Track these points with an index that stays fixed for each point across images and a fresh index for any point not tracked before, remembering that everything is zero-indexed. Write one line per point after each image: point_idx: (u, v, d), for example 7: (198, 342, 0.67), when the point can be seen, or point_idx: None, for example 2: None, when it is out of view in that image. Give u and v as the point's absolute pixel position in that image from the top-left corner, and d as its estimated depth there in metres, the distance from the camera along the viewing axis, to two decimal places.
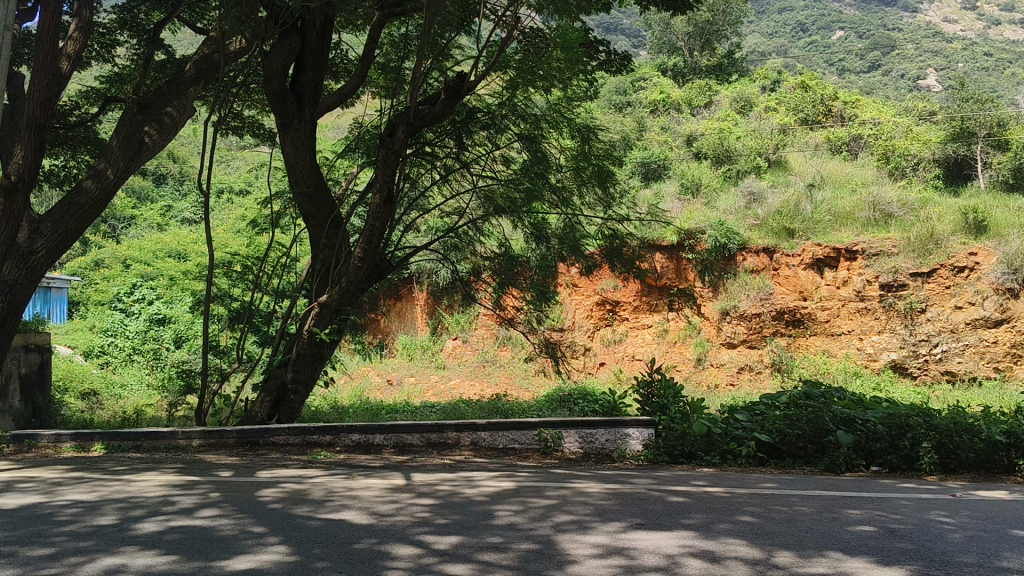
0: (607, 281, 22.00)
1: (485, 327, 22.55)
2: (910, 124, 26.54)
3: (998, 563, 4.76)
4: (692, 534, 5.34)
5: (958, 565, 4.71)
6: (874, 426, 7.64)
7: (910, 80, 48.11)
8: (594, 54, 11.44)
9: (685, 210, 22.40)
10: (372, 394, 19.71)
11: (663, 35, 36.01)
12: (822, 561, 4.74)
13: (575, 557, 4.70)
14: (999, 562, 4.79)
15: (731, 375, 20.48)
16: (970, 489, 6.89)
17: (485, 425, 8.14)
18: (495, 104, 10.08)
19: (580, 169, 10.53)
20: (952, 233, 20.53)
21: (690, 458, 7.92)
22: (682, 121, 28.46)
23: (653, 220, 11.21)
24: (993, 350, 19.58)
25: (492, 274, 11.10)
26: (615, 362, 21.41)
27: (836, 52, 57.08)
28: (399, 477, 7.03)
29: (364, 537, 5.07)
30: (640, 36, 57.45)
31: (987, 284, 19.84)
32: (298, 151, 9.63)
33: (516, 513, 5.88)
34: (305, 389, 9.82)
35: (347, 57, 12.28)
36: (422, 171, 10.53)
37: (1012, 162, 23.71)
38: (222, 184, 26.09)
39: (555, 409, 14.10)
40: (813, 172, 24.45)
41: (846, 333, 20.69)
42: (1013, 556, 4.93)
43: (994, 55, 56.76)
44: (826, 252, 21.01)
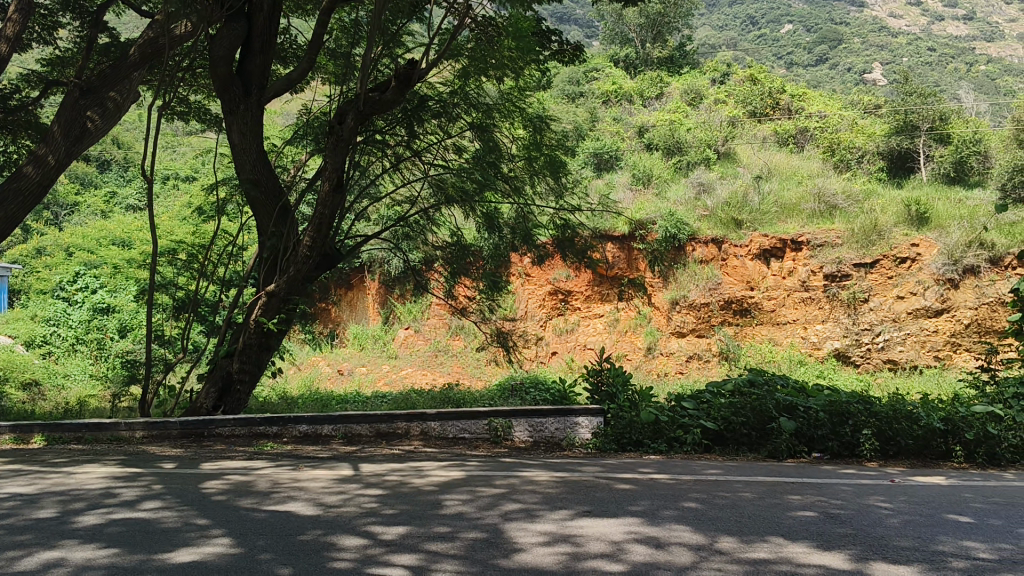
0: (559, 271, 22.02)
1: (437, 317, 22.42)
2: (855, 118, 27.17)
3: (934, 547, 4.87)
4: (638, 520, 5.38)
5: (895, 549, 4.80)
6: (816, 413, 7.75)
7: (856, 73, 48.93)
8: (546, 44, 11.38)
9: (636, 200, 22.60)
10: (323, 383, 19.67)
11: (616, 26, 36.20)
12: (764, 546, 4.80)
13: (521, 545, 4.69)
14: (935, 546, 4.89)
15: (679, 363, 20.58)
16: (909, 474, 7.06)
17: (434, 415, 8.10)
18: (447, 92, 10.04)
19: (531, 159, 10.37)
20: (895, 225, 21.08)
21: (638, 446, 7.95)
22: (634, 112, 28.61)
23: (605, 211, 11.14)
24: (933, 339, 19.89)
25: (444, 264, 11.04)
26: (567, 351, 21.41)
27: (784, 45, 57.97)
28: (347, 468, 6.96)
29: (310, 528, 5.00)
30: (593, 26, 58.17)
31: (928, 275, 20.27)
32: (245, 139, 9.43)
33: (465, 502, 5.86)
34: (252, 380, 9.67)
35: (296, 42, 12.02)
36: (373, 160, 10.38)
37: (953, 155, 24.33)
38: (167, 170, 25.52)
39: (507, 398, 14.11)
40: (761, 164, 24.82)
41: (790, 322, 20.99)
42: (949, 540, 5.05)
43: (937, 51, 58.10)
44: (772, 243, 21.42)
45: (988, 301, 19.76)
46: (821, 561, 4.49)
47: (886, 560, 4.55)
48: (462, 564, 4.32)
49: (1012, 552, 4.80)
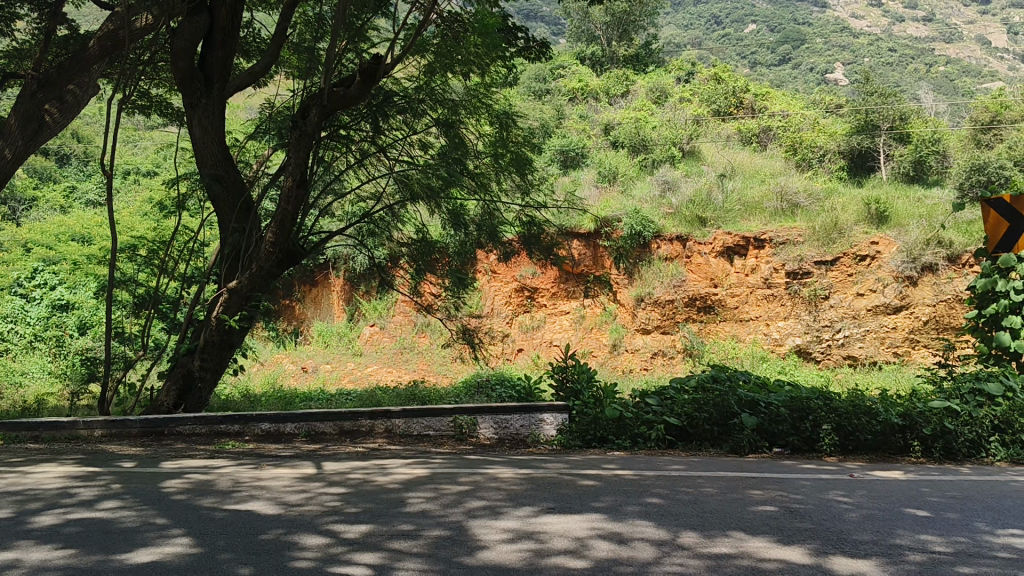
0: (525, 268, 22.07)
1: (403, 314, 22.32)
2: (817, 117, 27.49)
3: (892, 541, 4.95)
4: (601, 516, 5.40)
5: (854, 543, 4.87)
6: (777, 409, 7.86)
7: (818, 72, 49.43)
8: (512, 41, 11.34)
9: (602, 198, 22.68)
10: (286, 380, 19.51)
11: (582, 24, 36.21)
12: (725, 541, 4.85)
13: (486, 542, 4.69)
14: (893, 539, 4.97)
15: (644, 360, 20.75)
16: (867, 469, 7.15)
17: (399, 412, 8.08)
18: (413, 88, 9.97)
19: (497, 156, 10.32)
20: (855, 223, 21.37)
21: (603, 442, 7.97)
22: (599, 110, 28.68)
23: (571, 208, 11.11)
24: (892, 336, 20.27)
25: (410, 261, 11.04)
26: (533, 348, 21.43)
27: (748, 45, 58.50)
28: (309, 467, 6.91)
29: (272, 527, 4.96)
30: (559, 23, 58.22)
31: (887, 272, 20.59)
32: (206, 133, 9.27)
33: (429, 499, 5.84)
34: (213, 378, 9.55)
35: (260, 35, 11.83)
36: (337, 155, 10.32)
37: (912, 154, 24.72)
38: (128, 165, 25.06)
39: (472, 396, 14.15)
40: (725, 163, 24.98)
41: (753, 319, 21.19)
42: (906, 534, 5.13)
43: (896, 52, 58.95)
44: (735, 240, 21.58)
45: (946, 298, 20.18)
46: (780, 556, 4.54)
47: (845, 554, 4.61)
48: (426, 562, 4.31)
49: (967, 545, 4.89)
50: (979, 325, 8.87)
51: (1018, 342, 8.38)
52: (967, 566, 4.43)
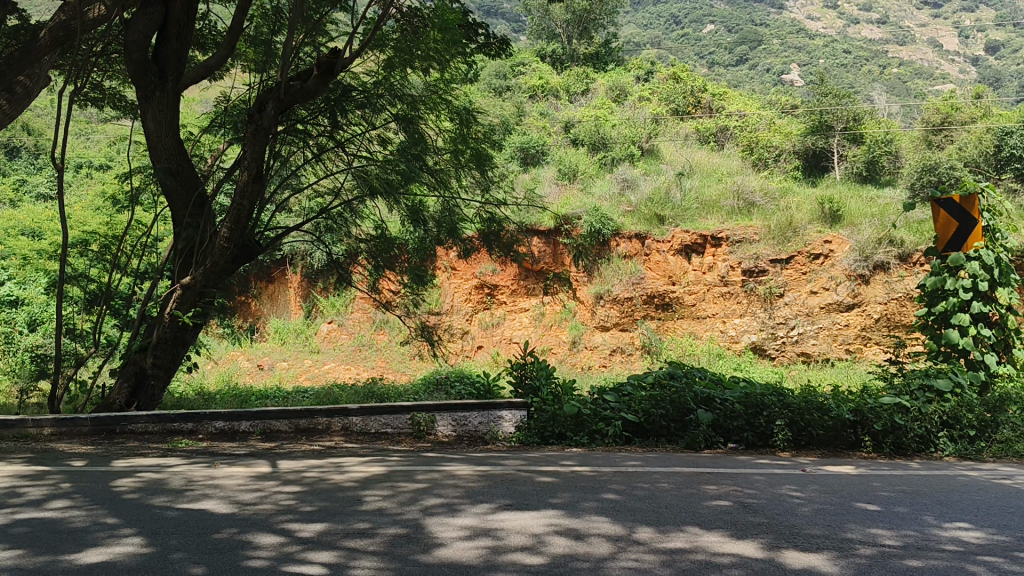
0: (485, 265, 22.10)
1: (361, 310, 22.18)
2: (773, 117, 27.84)
3: (843, 534, 5.03)
4: (557, 513, 5.42)
5: (807, 537, 4.95)
6: (732, 405, 7.94)
7: (774, 74, 50.08)
8: (472, 37, 11.29)
9: (562, 195, 22.76)
10: (241, 378, 19.25)
11: (542, 22, 36.24)
12: (680, 535, 4.89)
13: (442, 540, 4.67)
14: (844, 533, 5.05)
15: (603, 357, 20.82)
16: (819, 464, 7.26)
17: (357, 410, 8.03)
18: (372, 82, 9.88)
19: (458, 152, 10.20)
20: (809, 222, 21.71)
21: (560, 439, 7.98)
22: (560, 107, 28.75)
23: (531, 205, 11.04)
24: (845, 333, 20.61)
25: (368, 257, 10.92)
26: (492, 345, 21.44)
27: (706, 45, 59.04)
28: (264, 465, 6.83)
29: (225, 526, 4.90)
30: (520, 21, 58.14)
31: (840, 271, 20.95)
32: (161, 125, 9.12)
33: (385, 497, 5.81)
34: (166, 375, 9.39)
35: (216, 28, 11.63)
36: (295, 150, 10.33)
37: (865, 155, 25.16)
38: (80, 158, 24.53)
39: (432, 392, 14.11)
40: (683, 161, 25.20)
41: (710, 316, 21.40)
42: (856, 527, 5.22)
43: (851, 53, 59.85)
44: (694, 239, 21.80)
45: (897, 295, 20.53)
46: (734, 550, 4.60)
47: (798, 548, 4.68)
48: (381, 560, 4.28)
49: (915, 538, 4.99)
50: (928, 324, 9.04)
51: (965, 340, 8.55)
52: (916, 559, 4.52)
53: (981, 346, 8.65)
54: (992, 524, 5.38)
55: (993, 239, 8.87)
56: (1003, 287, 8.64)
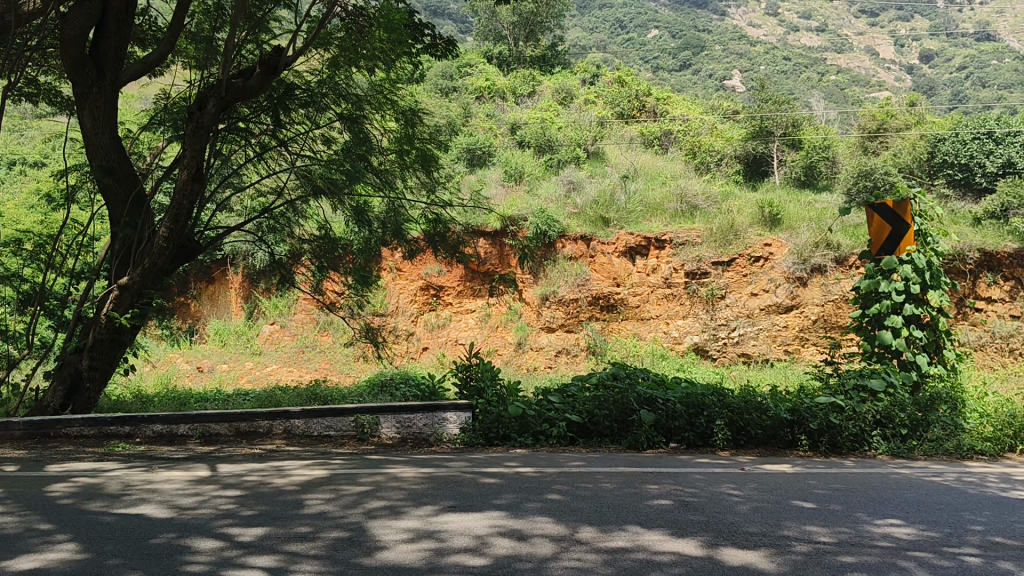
0: (431, 266, 22.04)
1: (305, 312, 21.93)
2: (715, 122, 28.30)
3: (780, 532, 5.15)
4: (502, 514, 5.44)
5: (744, 535, 5.05)
6: (674, 406, 8.06)
7: (716, 80, 50.91)
8: (418, 37, 11.24)
9: (509, 196, 22.82)
10: (181, 380, 18.84)
11: (489, 23, 36.27)
12: (622, 535, 4.96)
13: (385, 543, 4.66)
14: (781, 531, 5.17)
15: (548, 358, 20.94)
16: (758, 463, 7.41)
17: (299, 413, 7.94)
18: (315, 82, 9.79)
19: (403, 153, 10.11)
20: (750, 225, 22.13)
21: (504, 441, 8.00)
22: (506, 109, 28.78)
23: (477, 207, 11.05)
24: (783, 334, 21.02)
25: (311, 258, 10.84)
26: (438, 346, 21.37)
27: (650, 50, 59.71)
28: (204, 469, 6.72)
29: (163, 531, 4.82)
30: (467, 22, 57.90)
31: (779, 273, 21.39)
32: (99, 123, 8.87)
33: (328, 500, 5.77)
34: (102, 378, 9.19)
35: (156, 24, 11.36)
36: (236, 148, 10.19)
37: (804, 160, 25.72)
38: (13, 155, 23.76)
39: (376, 395, 14.08)
40: (628, 164, 25.49)
41: (654, 317, 21.63)
42: (793, 525, 5.35)
43: (791, 61, 61.10)
44: (637, 241, 22.09)
45: (833, 298, 21.07)
46: (674, 548, 4.67)
47: (735, 546, 4.77)
48: (323, 564, 4.26)
49: (849, 535, 5.14)
50: (862, 325, 9.30)
51: (898, 341, 8.81)
52: (849, 556, 4.64)
53: (914, 347, 8.91)
54: (923, 521, 5.56)
55: (925, 242, 9.12)
56: (935, 289, 8.89)
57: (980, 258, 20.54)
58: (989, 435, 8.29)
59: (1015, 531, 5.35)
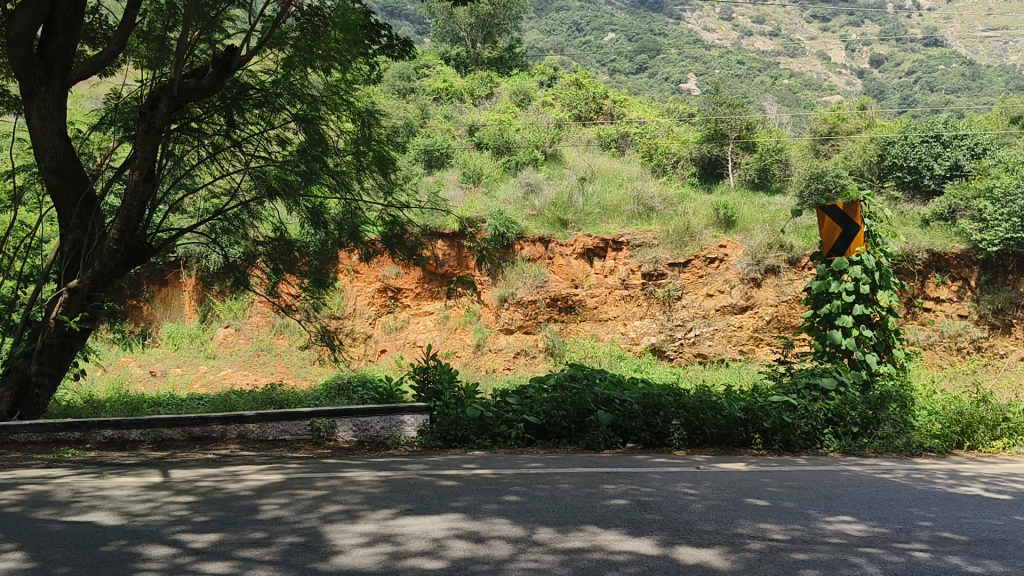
0: (389, 268, 21.92)
1: (260, 315, 21.66)
2: (671, 125, 28.57)
3: (734, 530, 5.22)
4: (459, 516, 5.43)
5: (698, 533, 5.11)
6: (631, 406, 8.13)
7: (672, 83, 51.38)
8: (375, 38, 11.14)
9: (466, 198, 22.78)
10: (133, 385, 18.50)
11: (445, 24, 36.16)
12: (579, 535, 4.97)
13: (340, 547, 4.62)
14: (735, 529, 5.24)
15: (507, 360, 21.01)
16: (712, 462, 7.50)
17: (253, 417, 7.82)
18: (270, 82, 9.65)
19: (360, 154, 9.86)
20: (704, 227, 22.38)
21: (462, 442, 7.98)
22: (464, 110, 28.70)
23: (434, 209, 11.00)
24: (738, 334, 21.29)
25: (266, 260, 10.69)
26: (396, 349, 21.26)
27: (607, 53, 59.91)
28: (156, 475, 6.60)
29: (112, 539, 4.72)
30: (424, 22, 57.55)
31: (734, 274, 21.66)
32: (47, 123, 8.64)
33: (282, 505, 5.71)
34: (52, 383, 8.99)
35: (108, 22, 11.12)
36: (189, 148, 10.00)
37: (758, 163, 26.07)
38: None
39: (333, 398, 13.96)
40: (585, 167, 25.60)
41: (612, 318, 21.74)
42: (747, 523, 5.42)
43: (745, 65, 61.87)
44: (595, 243, 22.19)
45: (787, 298, 21.43)
46: (630, 548, 4.70)
47: (690, 544, 4.82)
48: (277, 569, 4.21)
49: (801, 532, 5.22)
50: (814, 325, 9.46)
51: (848, 341, 8.98)
52: (802, 553, 4.71)
53: (863, 346, 9.09)
54: (873, 517, 5.66)
55: (874, 243, 9.31)
56: (884, 289, 9.07)
57: (929, 259, 20.98)
58: (937, 432, 8.54)
59: (961, 525, 5.47)
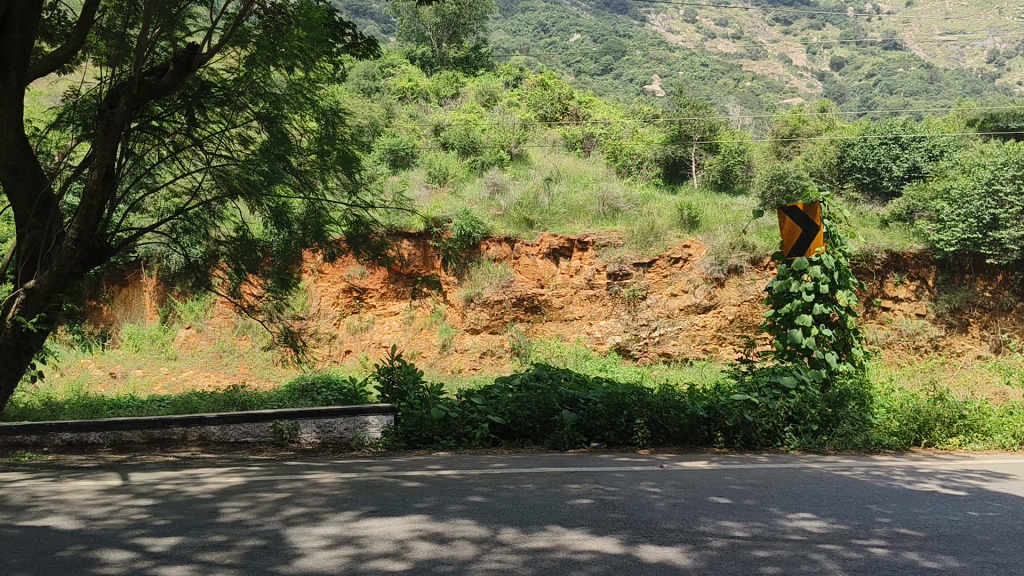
0: (354, 268, 21.79)
1: (222, 316, 21.44)
2: (636, 126, 28.76)
3: (696, 528, 5.27)
4: (423, 517, 5.42)
5: (661, 531, 5.15)
6: (595, 405, 8.16)
7: (637, 85, 51.74)
8: (339, 37, 11.05)
9: (432, 198, 22.74)
10: (93, 388, 18.17)
11: (411, 23, 36.10)
12: (543, 535, 4.98)
13: (303, 550, 4.58)
14: (697, 527, 5.28)
15: (473, 361, 21.05)
16: (676, 461, 7.55)
17: (214, 419, 7.76)
18: (232, 79, 9.52)
19: (324, 153, 9.93)
20: (669, 228, 22.55)
21: (427, 443, 7.95)
22: (429, 110, 28.62)
23: (400, 209, 10.91)
24: (702, 334, 21.47)
25: (228, 260, 10.54)
26: (361, 350, 21.18)
27: (572, 54, 60.03)
28: (115, 478, 6.50)
29: (70, 543, 4.64)
30: (389, 21, 57.19)
31: (697, 274, 21.83)
32: (3, 119, 8.41)
33: (244, 509, 5.65)
34: (7, 385, 8.81)
35: (66, 19, 10.92)
36: (149, 147, 9.82)
37: (721, 164, 26.32)
38: None
39: (297, 399, 13.87)
40: (550, 167, 25.67)
41: (577, 318, 21.84)
42: (708, 521, 5.47)
43: (708, 66, 62.46)
44: (561, 243, 22.25)
45: (749, 298, 21.66)
46: (594, 547, 4.72)
47: (653, 543, 4.86)
48: (238, 573, 4.17)
49: (762, 529, 5.28)
50: (775, 324, 9.57)
51: (808, 340, 9.08)
52: (763, 550, 4.77)
53: (823, 345, 9.21)
54: (832, 514, 5.75)
55: (833, 243, 9.46)
56: (842, 289, 9.21)
57: (888, 259, 21.38)
58: (895, 430, 8.64)
59: (917, 521, 5.58)
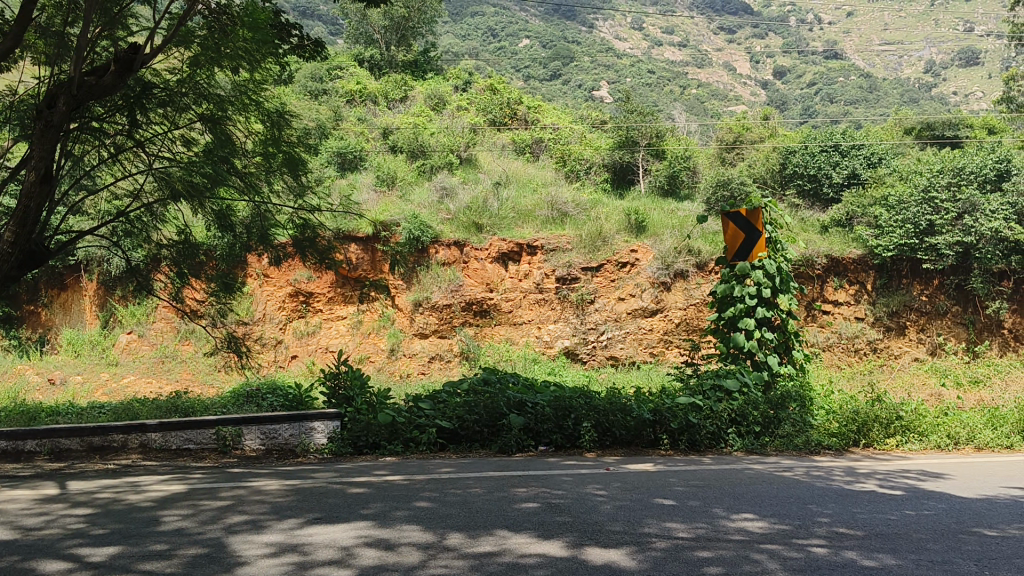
0: (300, 272, 21.55)
1: (164, 321, 21.10)
2: (584, 131, 28.97)
3: (641, 530, 5.33)
4: (369, 523, 5.40)
5: (607, 534, 5.21)
6: (543, 409, 8.17)
7: (585, 91, 52.17)
8: (285, 37, 10.91)
9: (381, 202, 22.64)
10: (29, 395, 17.57)
11: (360, 25, 35.88)
12: (489, 539, 5.00)
13: (246, 558, 4.54)
14: (642, 528, 5.35)
15: (421, 365, 20.84)
16: (622, 463, 7.62)
17: (154, 426, 7.64)
18: (175, 81, 9.35)
19: (268, 156, 9.75)
20: (616, 232, 22.74)
21: (374, 449, 7.89)
22: (378, 113, 28.47)
23: (347, 212, 10.84)
24: (648, 337, 21.66)
25: (170, 264, 10.35)
26: (307, 354, 21.02)
27: (521, 59, 60.14)
28: (51, 487, 6.34)
29: (4, 554, 4.53)
30: (337, 23, 56.56)
31: (645, 278, 22.04)
32: None
33: (185, 517, 5.56)
34: None
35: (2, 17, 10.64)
36: (89, 149, 9.61)
37: (667, 170, 26.61)
38: None
39: (240, 405, 13.64)
40: (499, 171, 25.70)
41: (526, 322, 21.91)
42: (653, 522, 5.55)
43: (656, 73, 63.17)
44: (509, 247, 22.35)
45: (695, 302, 21.96)
46: (540, 550, 4.76)
47: (598, 545, 4.91)
48: None
49: (705, 530, 5.37)
50: (718, 328, 9.72)
51: (751, 343, 9.25)
52: (706, 550, 4.85)
53: (765, 348, 9.38)
54: (773, 514, 5.87)
55: (775, 249, 9.65)
56: (784, 293, 9.40)
57: (828, 264, 21.88)
58: (835, 430, 8.85)
59: (856, 520, 5.73)
